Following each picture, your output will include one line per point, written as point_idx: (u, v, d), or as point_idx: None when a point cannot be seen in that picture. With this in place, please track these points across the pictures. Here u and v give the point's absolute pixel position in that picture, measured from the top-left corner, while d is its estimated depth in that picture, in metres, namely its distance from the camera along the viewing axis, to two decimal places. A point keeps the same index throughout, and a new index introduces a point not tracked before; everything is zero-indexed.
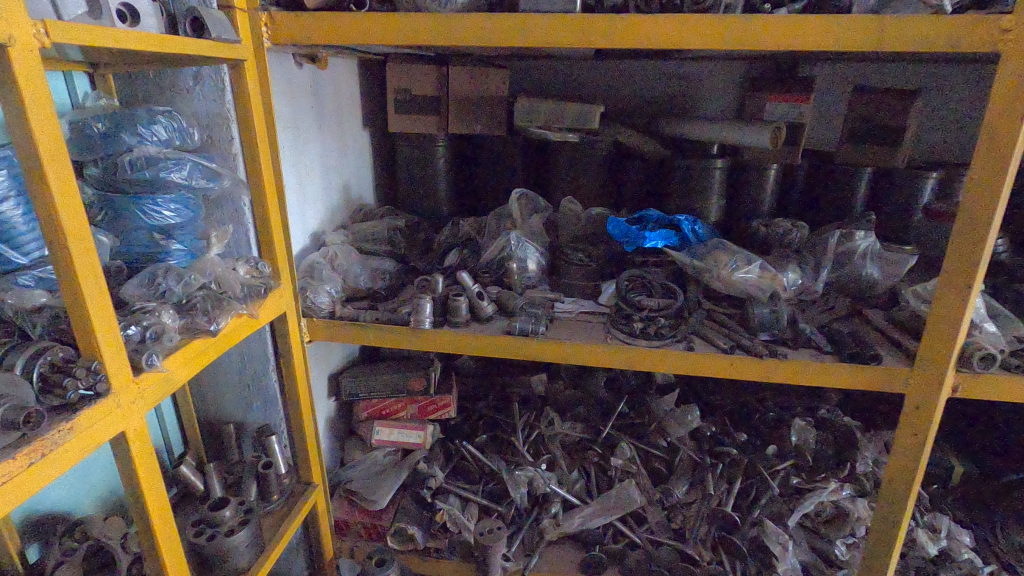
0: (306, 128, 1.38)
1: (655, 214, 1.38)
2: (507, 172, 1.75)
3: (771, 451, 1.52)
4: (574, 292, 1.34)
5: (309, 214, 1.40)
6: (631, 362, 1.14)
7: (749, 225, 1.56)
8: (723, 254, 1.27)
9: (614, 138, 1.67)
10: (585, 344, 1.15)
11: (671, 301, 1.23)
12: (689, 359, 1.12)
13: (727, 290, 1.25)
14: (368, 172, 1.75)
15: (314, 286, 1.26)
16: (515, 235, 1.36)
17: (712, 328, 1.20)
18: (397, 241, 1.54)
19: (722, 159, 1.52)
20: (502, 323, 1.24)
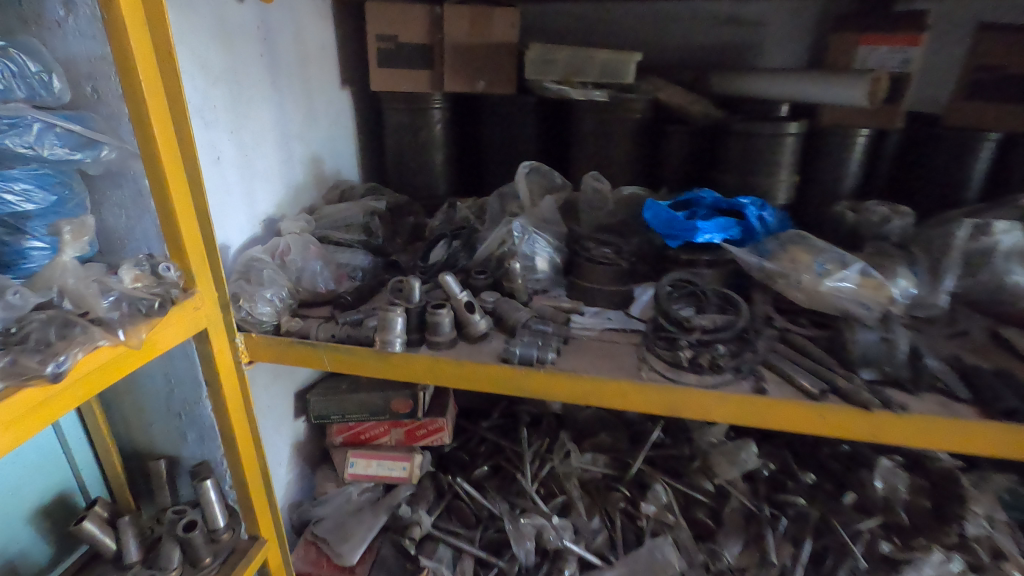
0: (253, 83, 1.07)
1: (709, 194, 1.03)
2: (518, 141, 1.41)
3: (849, 501, 1.19)
4: (598, 301, 1.01)
5: (259, 194, 1.10)
6: (674, 406, 0.82)
7: (831, 210, 1.19)
8: (805, 253, 0.93)
9: (653, 96, 1.31)
10: (611, 380, 0.83)
11: (731, 320, 0.88)
12: (758, 405, 0.79)
13: (810, 304, 0.90)
14: (348, 142, 1.43)
15: (249, 293, 0.94)
16: (520, 223, 1.03)
17: (788, 358, 0.86)
18: (374, 228, 1.22)
19: (797, 123, 1.17)
20: (501, 344, 0.92)
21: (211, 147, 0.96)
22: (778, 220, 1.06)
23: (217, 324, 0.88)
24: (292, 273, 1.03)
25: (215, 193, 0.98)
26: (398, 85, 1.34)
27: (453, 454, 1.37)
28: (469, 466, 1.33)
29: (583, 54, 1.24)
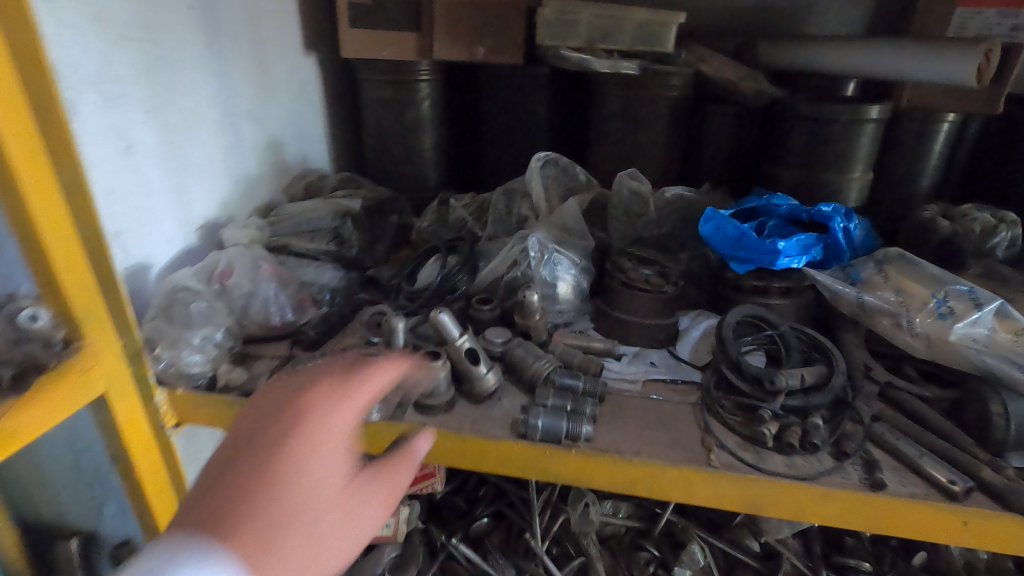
0: (180, 43, 0.79)
1: (783, 201, 0.79)
2: (526, 123, 1.16)
3: (921, 563, 1.00)
4: (635, 339, 0.79)
5: (194, 192, 0.84)
6: (756, 503, 0.60)
7: (916, 215, 0.96)
8: (919, 284, 0.70)
9: (695, 69, 1.05)
10: (668, 467, 0.61)
11: (822, 377, 0.67)
12: (875, 505, 0.58)
13: (929, 356, 0.67)
14: (315, 122, 1.16)
15: (172, 335, 0.69)
16: (536, 237, 0.79)
17: (905, 431, 0.64)
18: (347, 236, 0.97)
19: (879, 107, 0.93)
20: (516, 406, 0.69)
21: (118, 132, 0.69)
22: (862, 232, 0.83)
23: (122, 383, 0.64)
24: (235, 301, 0.78)
25: (127, 193, 0.71)
26: (374, 50, 1.06)
27: (447, 500, 1.15)
28: (467, 516, 1.11)
29: (614, 13, 0.96)
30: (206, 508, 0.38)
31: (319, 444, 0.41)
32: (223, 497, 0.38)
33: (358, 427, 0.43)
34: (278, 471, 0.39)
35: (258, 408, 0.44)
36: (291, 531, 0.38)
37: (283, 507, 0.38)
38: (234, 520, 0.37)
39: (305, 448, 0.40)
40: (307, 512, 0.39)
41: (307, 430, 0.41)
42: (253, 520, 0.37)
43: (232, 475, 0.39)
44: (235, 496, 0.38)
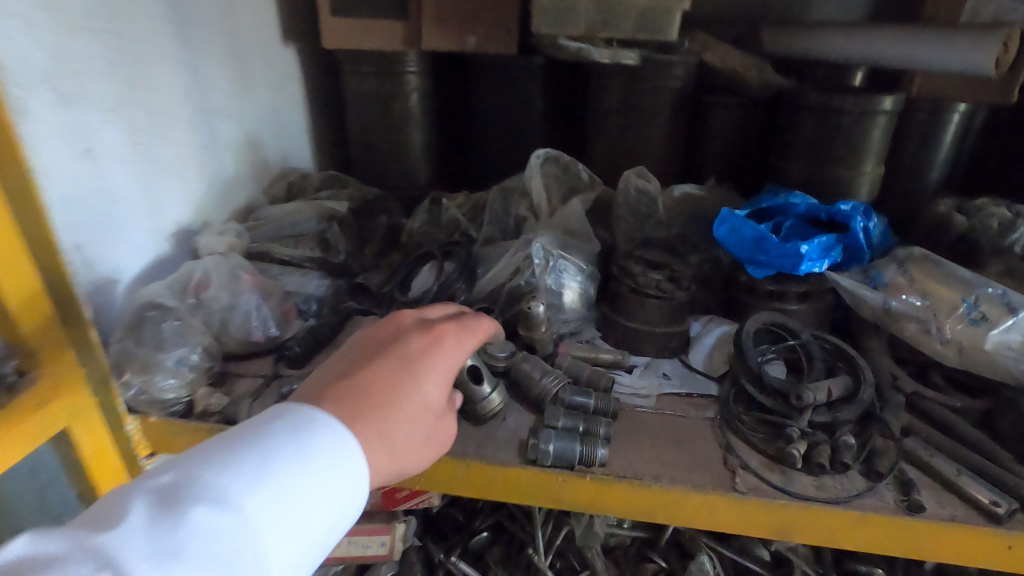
0: (145, 33, 0.72)
1: (800, 200, 0.75)
2: (519, 116, 1.10)
3: (934, 567, 0.97)
4: (646, 348, 0.74)
5: (165, 197, 0.76)
6: (785, 527, 0.56)
7: (930, 210, 0.93)
8: (946, 287, 0.66)
9: (698, 59, 1.01)
10: (691, 492, 0.56)
11: (849, 389, 0.62)
12: (913, 529, 0.54)
13: (959, 363, 0.63)
14: (296, 117, 1.09)
15: (141, 359, 0.63)
16: (540, 244, 0.74)
17: (938, 446, 0.60)
18: (333, 241, 0.90)
19: (893, 98, 0.88)
20: (523, 426, 0.63)
21: (75, 133, 0.62)
22: (879, 230, 0.79)
23: (85, 415, 0.58)
24: (213, 316, 0.72)
25: (89, 201, 0.64)
26: (357, 40, 0.99)
27: (444, 513, 1.10)
28: (465, 529, 1.06)
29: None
30: (344, 387, 0.46)
31: (440, 366, 0.50)
32: (358, 384, 0.46)
33: (463, 363, 0.53)
34: (407, 375, 0.48)
35: (383, 330, 0.52)
36: (403, 424, 0.46)
37: (403, 405, 0.47)
38: (367, 401, 0.45)
39: (427, 364, 0.49)
40: (416, 413, 0.47)
41: (433, 354, 0.50)
42: (381, 405, 0.45)
43: (369, 369, 0.47)
44: (368, 384, 0.46)
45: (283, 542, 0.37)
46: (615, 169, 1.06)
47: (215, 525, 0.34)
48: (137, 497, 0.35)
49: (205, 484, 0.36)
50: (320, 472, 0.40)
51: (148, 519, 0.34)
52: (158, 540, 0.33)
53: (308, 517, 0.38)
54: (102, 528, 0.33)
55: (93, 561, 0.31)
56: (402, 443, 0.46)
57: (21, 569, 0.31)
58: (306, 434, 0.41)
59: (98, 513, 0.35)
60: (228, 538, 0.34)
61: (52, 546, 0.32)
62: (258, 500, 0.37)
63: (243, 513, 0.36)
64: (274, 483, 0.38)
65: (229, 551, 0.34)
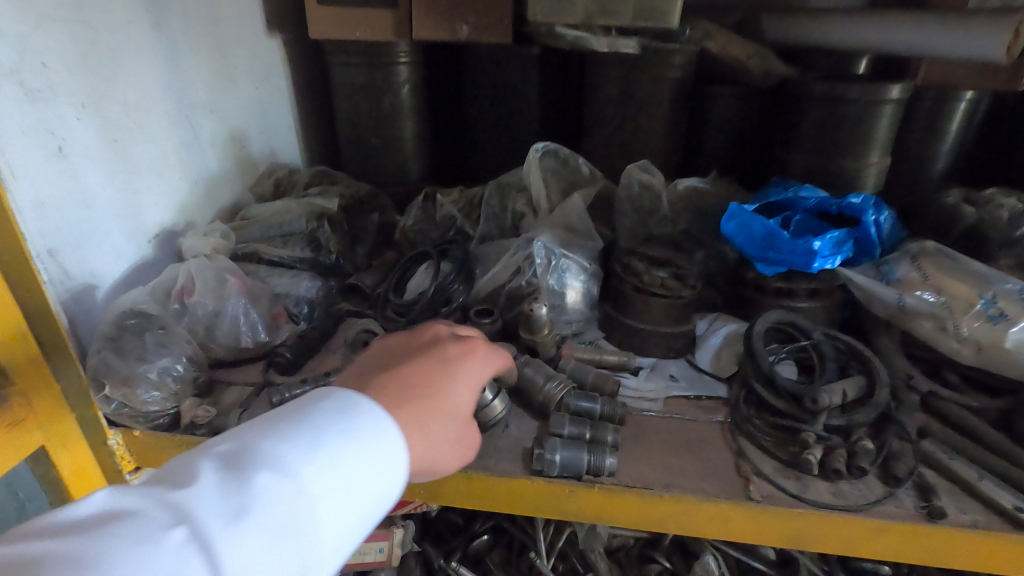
0: (119, 23, 0.68)
1: (810, 194, 0.72)
2: (514, 108, 1.07)
3: None
4: (651, 349, 0.71)
5: (144, 197, 0.73)
6: (801, 536, 0.54)
7: (938, 200, 0.90)
8: (963, 283, 0.64)
9: (699, 47, 0.97)
10: (704, 501, 0.54)
11: (864, 390, 0.60)
12: (934, 537, 0.52)
13: (977, 362, 0.61)
14: (283, 111, 1.05)
15: (119, 372, 0.58)
16: (542, 242, 0.71)
17: (956, 448, 0.58)
18: (324, 241, 0.86)
19: (901, 85, 0.85)
20: (526, 434, 0.61)
21: (46, 130, 0.58)
22: (889, 225, 0.77)
23: (62, 432, 0.58)
24: (198, 322, 0.68)
25: (62, 202, 0.60)
26: (345, 30, 0.95)
27: (442, 517, 1.07)
28: (465, 532, 1.04)
29: None
30: (388, 380, 0.48)
31: (476, 371, 0.51)
32: (399, 378, 0.48)
33: (495, 371, 0.54)
34: (445, 374, 0.50)
35: (424, 337, 0.54)
36: (440, 419, 0.47)
37: (441, 402, 0.48)
38: (408, 393, 0.47)
39: (463, 367, 0.51)
40: (454, 412, 0.48)
41: (470, 358, 0.51)
42: (421, 398, 0.47)
43: (412, 365, 0.49)
44: (410, 378, 0.48)
45: (334, 512, 0.38)
46: (614, 161, 1.03)
47: (275, 492, 0.36)
48: (205, 460, 0.38)
49: (266, 452, 0.38)
50: (366, 449, 0.41)
51: (216, 481, 0.36)
52: (225, 501, 0.35)
53: (357, 490, 0.39)
54: (177, 487, 0.36)
55: (170, 515, 0.34)
56: (437, 437, 0.47)
57: (111, 519, 0.33)
58: (354, 415, 0.42)
59: (172, 473, 0.37)
60: (286, 504, 0.36)
61: (135, 500, 0.34)
62: (312, 471, 0.38)
63: (298, 482, 0.37)
64: (327, 454, 0.39)
65: (286, 516, 0.36)
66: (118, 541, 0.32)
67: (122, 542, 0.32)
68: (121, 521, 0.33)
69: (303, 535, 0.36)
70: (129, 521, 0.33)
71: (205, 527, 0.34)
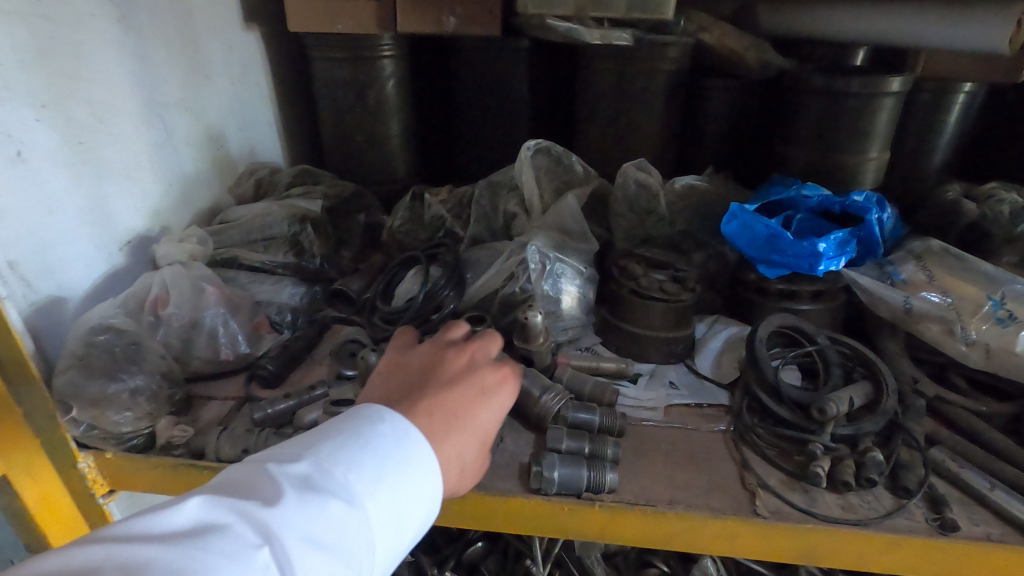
0: (80, 17, 0.63)
1: (812, 192, 0.70)
2: (504, 103, 1.03)
3: None
4: (651, 355, 0.69)
5: (115, 201, 0.69)
6: (812, 551, 0.52)
7: (938, 195, 0.88)
8: (970, 284, 0.62)
9: (695, 39, 0.94)
10: (710, 518, 0.51)
11: (872, 398, 0.58)
12: (947, 552, 0.50)
13: (987, 366, 0.59)
14: (262, 107, 1.01)
15: (87, 393, 0.55)
16: (536, 246, 0.68)
17: (966, 456, 0.56)
18: (307, 244, 0.83)
19: (901, 78, 0.83)
20: (523, 449, 0.58)
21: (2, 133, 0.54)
22: (892, 222, 0.75)
23: (26, 456, 0.55)
24: (173, 335, 0.65)
25: (22, 211, 0.56)
26: (328, 23, 0.91)
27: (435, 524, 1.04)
28: (459, 540, 1.01)
29: None
30: (431, 401, 0.45)
31: (511, 398, 0.49)
32: (444, 401, 0.45)
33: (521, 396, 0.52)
34: (483, 401, 0.47)
35: (455, 351, 0.51)
36: (474, 450, 0.45)
37: (477, 431, 0.46)
38: (452, 421, 0.44)
39: (499, 394, 0.49)
40: (483, 441, 0.46)
41: (507, 388, 0.49)
42: (460, 429, 0.44)
43: (454, 390, 0.46)
44: (452, 405, 0.45)
45: (387, 546, 0.36)
46: (607, 157, 1.00)
47: (346, 522, 0.34)
48: (279, 476, 0.34)
49: (337, 476, 0.36)
50: (424, 483, 0.39)
51: (297, 499, 0.33)
52: (310, 523, 0.32)
53: (410, 524, 0.38)
54: (255, 501, 0.33)
55: (256, 534, 0.31)
56: (469, 467, 0.45)
57: (202, 532, 0.30)
58: (410, 444, 0.40)
59: (242, 486, 0.34)
60: (355, 534, 0.34)
61: (220, 514, 0.31)
62: (376, 503, 0.36)
63: (367, 512, 0.35)
64: (392, 483, 0.37)
65: (357, 547, 0.34)
66: (211, 558, 0.29)
67: (215, 560, 0.29)
68: (209, 536, 0.30)
69: (365, 568, 0.34)
70: (217, 538, 0.30)
71: (292, 554, 0.31)
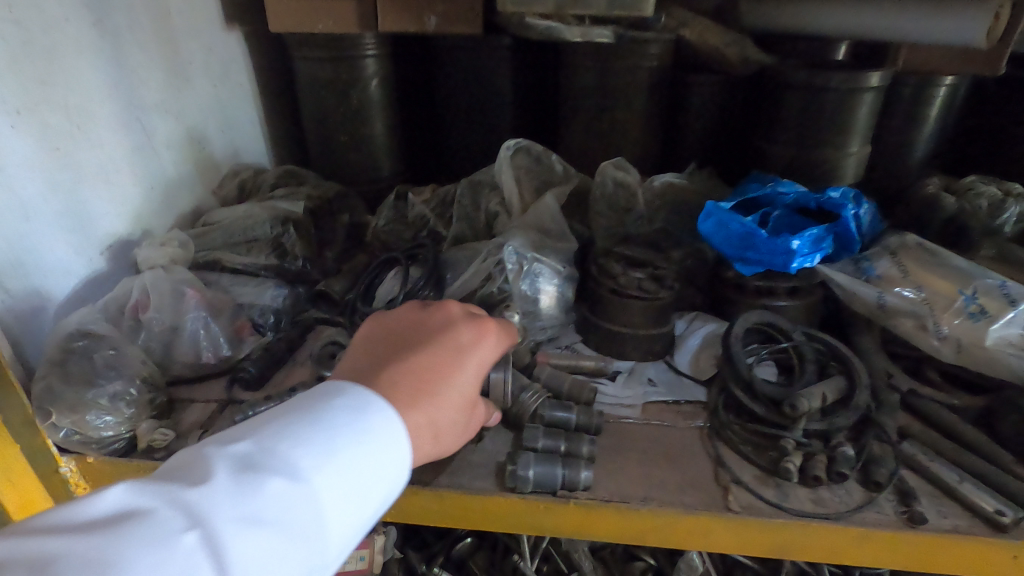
0: (53, 25, 0.63)
1: (788, 189, 0.70)
2: (486, 100, 1.03)
3: None
4: (630, 352, 0.69)
5: (92, 205, 0.69)
6: (786, 545, 0.53)
7: (918, 189, 0.88)
8: (944, 280, 0.62)
9: (675, 35, 0.94)
10: (683, 515, 0.52)
11: (844, 392, 0.59)
12: (915, 544, 0.50)
13: (958, 361, 0.60)
14: (245, 107, 1.01)
15: (67, 399, 0.56)
16: (512, 247, 0.68)
17: (938, 450, 0.57)
18: (289, 246, 0.84)
19: (881, 73, 0.83)
20: (501, 448, 0.59)
21: None
22: (870, 217, 0.76)
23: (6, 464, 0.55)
24: (154, 339, 0.65)
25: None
26: (308, 24, 0.91)
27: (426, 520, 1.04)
28: (449, 536, 1.01)
29: None
30: (399, 369, 0.44)
31: (491, 355, 0.48)
32: (413, 366, 0.44)
33: (505, 350, 0.51)
34: (456, 363, 0.46)
35: (430, 311, 0.50)
36: (450, 415, 0.45)
37: (451, 396, 0.45)
38: (421, 388, 0.43)
39: (476, 352, 0.48)
40: (462, 403, 0.46)
41: (483, 347, 0.47)
42: (432, 395, 0.43)
43: (424, 354, 0.45)
44: (422, 371, 0.44)
45: (346, 517, 0.36)
46: (591, 154, 1.01)
47: (287, 498, 0.34)
48: (218, 457, 0.34)
49: (280, 452, 0.35)
50: (382, 452, 0.38)
51: (229, 480, 0.33)
52: (240, 504, 0.32)
53: (369, 495, 0.37)
54: (186, 484, 0.33)
55: (184, 518, 0.31)
56: (445, 432, 0.44)
57: (121, 520, 0.30)
58: (367, 414, 0.39)
59: (183, 468, 0.34)
60: (297, 510, 0.34)
61: (146, 500, 0.31)
62: (326, 476, 0.35)
63: (313, 486, 0.35)
64: (343, 455, 0.36)
65: (301, 522, 0.34)
66: (126, 545, 0.29)
67: (133, 547, 0.29)
68: (130, 523, 0.30)
69: (314, 541, 0.34)
70: (139, 525, 0.30)
71: (222, 535, 0.31)
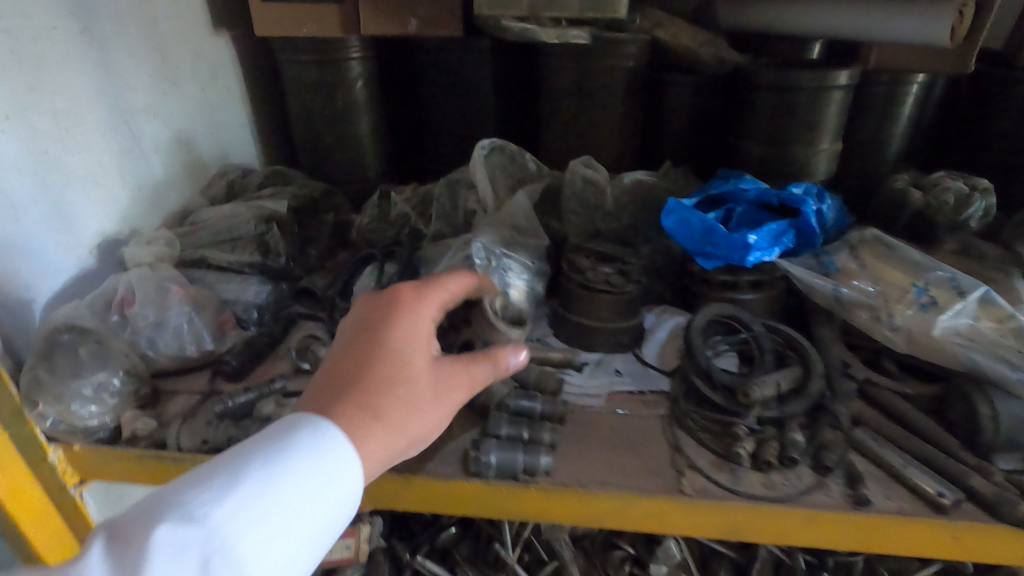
0: (43, 33, 0.66)
1: (750, 186, 0.73)
2: (469, 101, 1.05)
3: None
4: (598, 345, 0.72)
5: (80, 206, 0.71)
6: (736, 527, 0.55)
7: (888, 184, 0.90)
8: (897, 272, 0.65)
9: (650, 36, 0.96)
10: (638, 498, 0.55)
11: (800, 380, 0.61)
12: (858, 525, 0.53)
13: (912, 349, 0.62)
14: (234, 110, 1.04)
15: (54, 389, 0.59)
16: (481, 243, 0.71)
17: (889, 437, 0.59)
18: (272, 244, 0.86)
19: (849, 72, 0.85)
20: (468, 436, 0.61)
21: None
22: (834, 213, 0.78)
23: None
24: (139, 333, 0.67)
25: None
26: (293, 28, 0.94)
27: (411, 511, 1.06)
28: (433, 526, 1.03)
29: None
30: (325, 381, 0.48)
31: (404, 323, 0.51)
32: (338, 376, 0.48)
33: (431, 315, 0.53)
34: (374, 345, 0.49)
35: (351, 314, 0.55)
36: (388, 394, 0.47)
37: (381, 377, 0.48)
38: (342, 387, 0.47)
39: (392, 327, 0.51)
40: (402, 378, 0.48)
41: (394, 320, 0.51)
42: (356, 386, 0.47)
43: (344, 354, 0.49)
44: (342, 371, 0.48)
45: (257, 546, 0.39)
46: (570, 152, 1.03)
47: (184, 542, 0.37)
48: (112, 527, 0.38)
49: (175, 504, 0.38)
50: (285, 480, 0.41)
51: (121, 544, 0.36)
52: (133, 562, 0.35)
53: (278, 523, 0.40)
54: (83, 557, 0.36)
55: None
56: (390, 409, 0.47)
57: None
58: (269, 450, 0.42)
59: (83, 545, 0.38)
60: (195, 550, 0.37)
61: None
62: (226, 511, 0.38)
63: (210, 527, 0.38)
64: (239, 496, 0.40)
65: (201, 562, 0.37)
66: None
67: None
68: None
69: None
70: None
71: None
